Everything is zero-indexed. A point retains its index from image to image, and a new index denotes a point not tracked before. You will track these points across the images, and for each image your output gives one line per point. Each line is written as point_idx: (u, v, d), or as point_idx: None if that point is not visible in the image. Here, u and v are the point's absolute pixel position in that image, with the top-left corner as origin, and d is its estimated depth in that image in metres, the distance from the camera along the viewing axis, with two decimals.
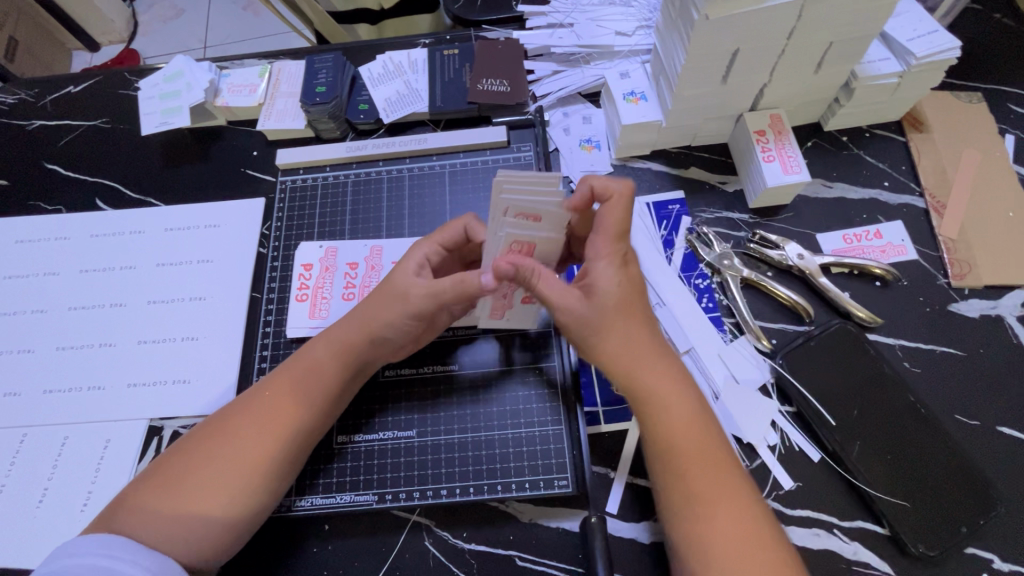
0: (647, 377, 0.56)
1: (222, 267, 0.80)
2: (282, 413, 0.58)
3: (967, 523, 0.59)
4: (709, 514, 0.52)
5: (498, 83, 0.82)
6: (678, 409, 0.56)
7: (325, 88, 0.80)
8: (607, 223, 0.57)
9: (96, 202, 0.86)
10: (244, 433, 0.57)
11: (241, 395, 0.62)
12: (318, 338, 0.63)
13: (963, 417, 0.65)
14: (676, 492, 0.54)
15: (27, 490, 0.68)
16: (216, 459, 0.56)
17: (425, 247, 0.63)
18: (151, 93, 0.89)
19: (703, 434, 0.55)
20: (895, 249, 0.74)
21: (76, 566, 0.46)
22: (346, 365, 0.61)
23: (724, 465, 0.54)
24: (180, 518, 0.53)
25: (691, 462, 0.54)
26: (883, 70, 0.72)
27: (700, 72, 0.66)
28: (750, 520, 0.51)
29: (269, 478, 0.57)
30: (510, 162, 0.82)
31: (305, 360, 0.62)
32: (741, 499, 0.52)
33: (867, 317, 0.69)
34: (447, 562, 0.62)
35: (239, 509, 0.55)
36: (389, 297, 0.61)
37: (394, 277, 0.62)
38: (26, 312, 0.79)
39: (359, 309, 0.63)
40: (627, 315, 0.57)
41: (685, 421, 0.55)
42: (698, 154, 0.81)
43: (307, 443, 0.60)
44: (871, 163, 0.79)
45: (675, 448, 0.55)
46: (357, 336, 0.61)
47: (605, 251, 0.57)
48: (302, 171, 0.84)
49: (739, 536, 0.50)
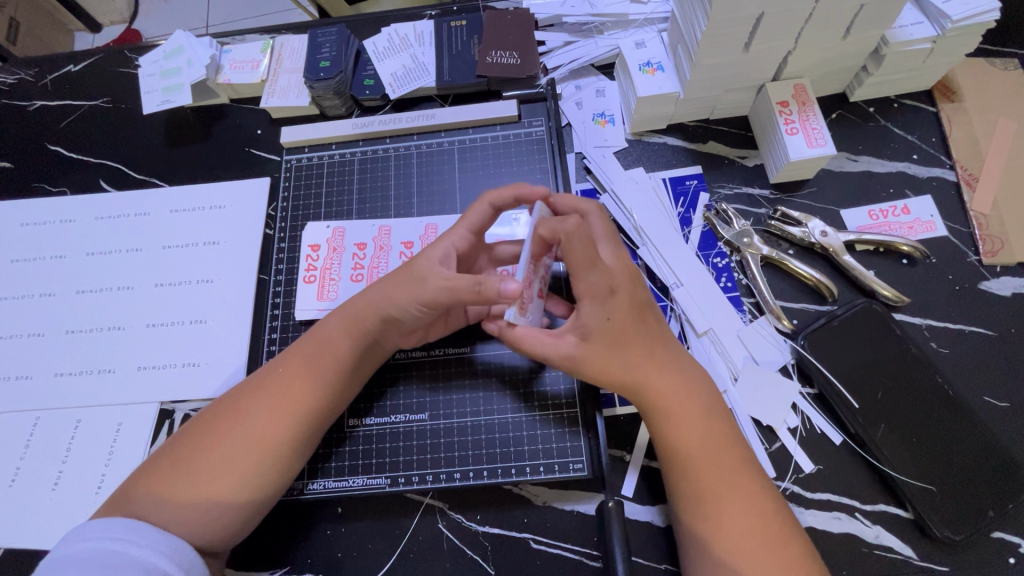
0: (655, 387, 0.54)
1: (228, 249, 0.78)
2: (291, 395, 0.57)
3: (995, 508, 0.57)
4: (722, 518, 0.51)
5: (508, 55, 0.79)
6: (691, 413, 0.54)
7: (329, 62, 0.78)
8: (574, 252, 0.52)
9: (101, 183, 0.85)
10: (252, 414, 0.56)
11: (252, 374, 0.61)
12: (332, 315, 0.62)
13: (993, 399, 0.63)
14: (686, 496, 0.53)
15: (42, 473, 0.69)
16: (227, 442, 0.54)
17: (460, 227, 0.61)
18: (151, 70, 0.86)
19: (716, 438, 0.54)
20: (924, 225, 0.71)
21: (92, 550, 0.46)
22: (357, 343, 0.60)
23: (745, 470, 0.53)
24: (192, 503, 0.52)
25: (705, 465, 0.53)
26: (916, 35, 0.68)
27: (722, 39, 0.63)
28: (771, 524, 0.51)
29: (279, 464, 0.56)
30: (522, 139, 0.79)
31: (319, 338, 0.61)
32: (761, 502, 0.52)
33: (893, 296, 0.66)
34: (461, 545, 0.61)
35: (249, 491, 0.54)
36: (408, 277, 0.59)
37: (419, 260, 0.60)
38: (35, 296, 0.78)
39: (375, 287, 0.61)
40: (622, 343, 0.55)
41: (696, 415, 0.54)
42: (717, 128, 0.78)
43: (317, 425, 0.59)
44: (899, 136, 0.76)
45: (688, 451, 0.54)
46: (367, 312, 0.60)
47: (584, 289, 0.54)
48: (308, 150, 0.81)
49: (755, 542, 0.50)
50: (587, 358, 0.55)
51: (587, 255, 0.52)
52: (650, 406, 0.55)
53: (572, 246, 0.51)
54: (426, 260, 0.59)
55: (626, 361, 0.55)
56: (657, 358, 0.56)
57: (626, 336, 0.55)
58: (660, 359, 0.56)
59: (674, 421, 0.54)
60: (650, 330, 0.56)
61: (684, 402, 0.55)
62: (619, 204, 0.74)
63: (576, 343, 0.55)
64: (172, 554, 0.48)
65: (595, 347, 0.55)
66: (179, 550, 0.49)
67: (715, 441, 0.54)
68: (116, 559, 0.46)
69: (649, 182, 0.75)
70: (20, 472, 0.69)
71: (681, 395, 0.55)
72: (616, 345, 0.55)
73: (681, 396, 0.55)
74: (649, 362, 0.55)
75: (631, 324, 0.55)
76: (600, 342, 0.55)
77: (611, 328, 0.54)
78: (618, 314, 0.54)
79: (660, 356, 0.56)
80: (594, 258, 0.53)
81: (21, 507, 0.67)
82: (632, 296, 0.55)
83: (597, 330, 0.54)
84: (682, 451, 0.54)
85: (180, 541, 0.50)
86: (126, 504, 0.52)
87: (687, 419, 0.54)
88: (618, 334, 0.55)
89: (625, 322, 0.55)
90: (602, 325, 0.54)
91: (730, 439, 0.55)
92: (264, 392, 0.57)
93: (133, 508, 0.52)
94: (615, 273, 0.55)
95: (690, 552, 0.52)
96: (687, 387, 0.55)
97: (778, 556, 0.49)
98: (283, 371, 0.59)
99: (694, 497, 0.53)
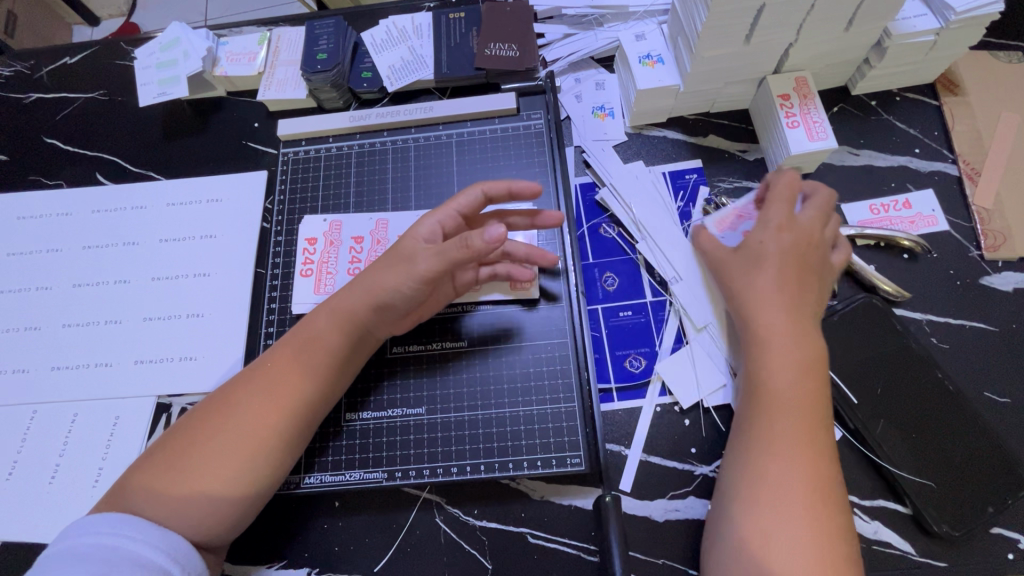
0: (768, 317, 0.56)
1: (225, 242, 0.78)
2: (282, 390, 0.57)
3: (995, 504, 0.57)
4: (776, 466, 0.51)
5: (507, 47, 0.78)
6: (799, 359, 0.54)
7: (326, 55, 0.78)
8: (777, 187, 0.62)
9: (97, 176, 0.84)
10: (243, 410, 0.56)
11: (243, 370, 0.61)
12: (320, 309, 0.62)
13: (993, 394, 0.63)
14: (751, 432, 0.53)
15: (39, 466, 0.68)
16: (217, 439, 0.54)
17: (450, 206, 0.63)
18: (147, 63, 0.85)
19: (811, 396, 0.53)
20: (925, 219, 0.71)
21: (84, 544, 0.46)
22: (347, 337, 0.60)
23: (816, 426, 0.52)
24: (180, 502, 0.52)
25: (781, 412, 0.52)
26: (919, 27, 0.67)
27: (722, 31, 0.62)
28: (817, 482, 0.50)
29: (271, 460, 0.55)
30: (520, 131, 0.78)
31: (308, 332, 0.60)
32: (814, 462, 0.50)
33: (894, 292, 0.66)
34: (459, 539, 0.61)
35: (239, 488, 0.54)
36: (398, 257, 0.61)
37: (407, 236, 0.62)
38: (31, 290, 0.78)
39: (367, 271, 0.62)
40: (765, 266, 0.58)
41: (806, 368, 0.54)
42: (717, 121, 0.77)
43: (310, 420, 0.59)
44: (901, 129, 0.75)
45: (770, 390, 0.53)
46: (359, 304, 0.60)
47: (769, 218, 0.60)
48: (305, 143, 0.81)
49: (798, 496, 0.49)
50: (723, 265, 0.62)
51: (790, 196, 0.61)
52: (754, 334, 0.56)
53: (781, 183, 0.62)
54: (413, 235, 0.62)
55: (754, 281, 0.58)
56: (784, 296, 0.56)
57: (769, 264, 0.58)
58: (785, 300, 0.56)
59: (770, 360, 0.54)
60: (800, 281, 0.57)
61: (801, 352, 0.54)
62: (617, 198, 0.73)
63: (730, 256, 0.62)
64: (167, 548, 0.48)
65: (735, 260, 0.61)
66: (174, 545, 0.48)
67: (801, 393, 0.53)
68: (110, 554, 0.45)
69: (649, 175, 0.74)
70: (17, 466, 0.68)
71: (791, 338, 0.54)
72: (759, 267, 0.58)
73: (787, 338, 0.54)
74: (772, 294, 0.56)
75: (781, 261, 0.57)
76: (743, 257, 0.60)
77: (765, 252, 0.59)
78: (776, 246, 0.58)
79: (804, 305, 0.57)
80: (790, 199, 0.61)
81: (18, 501, 0.67)
82: (802, 247, 0.59)
83: (749, 248, 0.60)
84: (773, 392, 0.53)
85: (175, 536, 0.49)
86: (122, 498, 0.52)
87: (785, 359, 0.54)
88: (764, 261, 0.58)
89: (780, 255, 0.58)
90: (757, 247, 0.60)
91: (825, 404, 0.53)
92: (257, 386, 0.57)
93: (128, 504, 0.51)
94: (795, 224, 0.59)
95: (731, 488, 0.53)
96: (801, 334, 0.55)
97: (811, 518, 0.48)
98: (272, 366, 0.58)
99: (759, 433, 0.53)
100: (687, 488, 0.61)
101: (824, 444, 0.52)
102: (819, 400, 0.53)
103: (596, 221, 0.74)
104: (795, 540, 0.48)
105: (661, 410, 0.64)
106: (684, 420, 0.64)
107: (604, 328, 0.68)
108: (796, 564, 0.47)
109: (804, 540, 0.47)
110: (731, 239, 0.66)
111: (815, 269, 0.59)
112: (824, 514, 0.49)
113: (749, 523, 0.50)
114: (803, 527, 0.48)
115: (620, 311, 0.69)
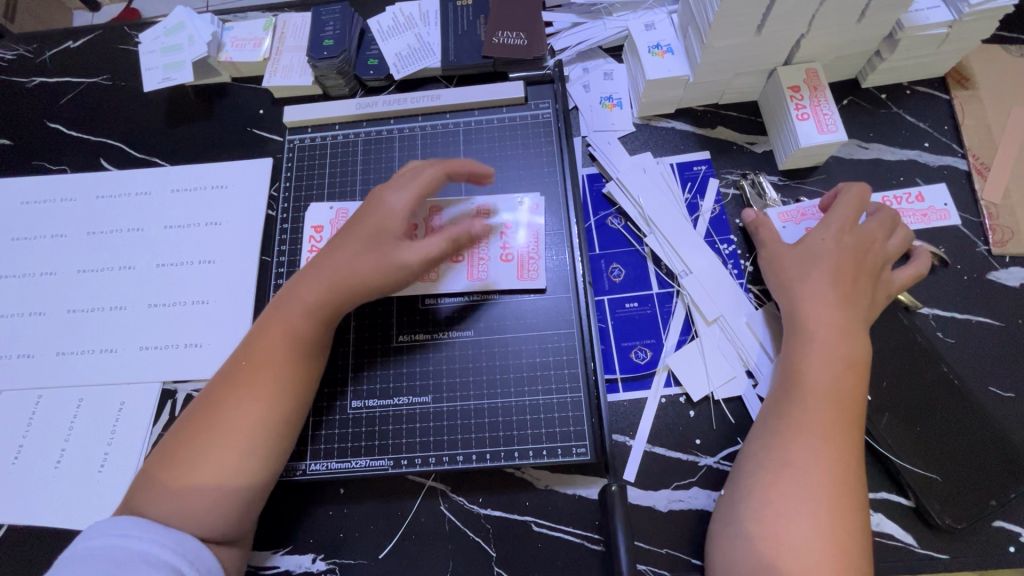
0: (820, 311, 0.57)
1: (230, 229, 0.78)
2: (264, 380, 0.57)
3: (997, 497, 0.57)
4: (803, 451, 0.51)
5: (515, 35, 0.78)
6: (842, 358, 0.55)
7: (332, 41, 0.77)
8: (847, 194, 0.63)
9: (102, 162, 0.84)
10: (227, 406, 0.56)
11: (219, 371, 0.60)
12: (287, 300, 0.60)
13: (998, 389, 0.63)
14: (782, 416, 0.54)
15: (46, 450, 0.69)
16: (207, 436, 0.54)
17: (413, 193, 0.64)
18: (151, 47, 0.84)
19: (850, 393, 0.54)
20: (938, 213, 0.70)
21: (98, 546, 0.47)
22: (319, 324, 0.60)
23: (851, 417, 0.53)
24: (183, 500, 0.52)
25: (820, 401, 0.53)
26: (932, 19, 0.66)
27: (734, 21, 0.62)
28: (840, 469, 0.50)
29: (264, 449, 0.55)
30: (528, 121, 0.77)
31: (283, 323, 0.59)
32: (839, 449, 0.51)
33: (908, 300, 0.66)
34: (463, 527, 0.62)
35: (237, 481, 0.54)
36: (380, 252, 0.61)
37: (382, 227, 0.62)
38: (36, 274, 0.78)
39: (333, 252, 0.62)
40: (822, 262, 0.59)
41: (849, 366, 0.54)
42: (726, 112, 0.77)
43: (298, 410, 0.58)
44: (911, 123, 0.75)
45: (810, 378, 0.54)
46: (333, 297, 0.60)
47: (832, 220, 0.62)
48: (311, 129, 0.80)
49: (822, 480, 0.50)
50: (778, 258, 0.63)
51: (858, 203, 0.62)
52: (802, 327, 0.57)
53: (851, 191, 0.63)
54: (385, 222, 0.62)
55: (808, 277, 0.59)
56: (837, 293, 0.57)
57: (825, 261, 0.59)
58: (836, 299, 0.57)
59: (815, 355, 0.55)
60: (856, 282, 0.58)
61: (845, 350, 0.55)
62: (625, 191, 0.73)
63: (785, 249, 0.63)
64: (176, 546, 0.49)
65: (791, 255, 0.62)
66: (184, 544, 0.49)
67: (841, 385, 0.54)
68: (120, 554, 0.47)
69: (655, 167, 0.74)
70: (24, 450, 0.69)
71: (837, 333, 0.56)
72: (816, 263, 0.59)
73: (834, 332, 0.56)
74: (826, 289, 0.58)
75: (838, 260, 0.59)
76: (800, 252, 0.61)
77: (824, 250, 0.60)
78: (833, 246, 0.60)
79: (856, 304, 0.57)
80: (856, 208, 0.62)
81: (26, 484, 0.67)
82: (857, 251, 0.60)
83: (806, 245, 0.61)
84: (812, 383, 0.54)
85: (184, 534, 0.50)
86: (131, 503, 0.53)
87: (829, 352, 0.55)
88: (822, 258, 0.59)
89: (837, 254, 0.59)
90: (816, 244, 0.61)
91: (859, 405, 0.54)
92: (244, 379, 0.57)
93: (136, 506, 0.53)
94: (860, 231, 0.61)
95: (753, 468, 0.53)
96: (848, 333, 0.56)
97: (828, 503, 0.49)
98: (251, 360, 0.58)
99: (788, 420, 0.53)
100: (691, 479, 0.61)
101: (854, 434, 0.53)
102: (853, 400, 0.54)
103: (604, 214, 0.74)
104: (812, 523, 0.48)
105: (666, 402, 0.64)
106: (690, 412, 0.64)
107: (611, 319, 0.68)
108: (809, 545, 0.48)
109: (818, 524, 0.48)
110: (790, 234, 0.68)
111: (874, 273, 0.59)
112: (843, 501, 0.49)
113: (767, 501, 0.51)
114: (820, 510, 0.49)
115: (627, 303, 0.69)
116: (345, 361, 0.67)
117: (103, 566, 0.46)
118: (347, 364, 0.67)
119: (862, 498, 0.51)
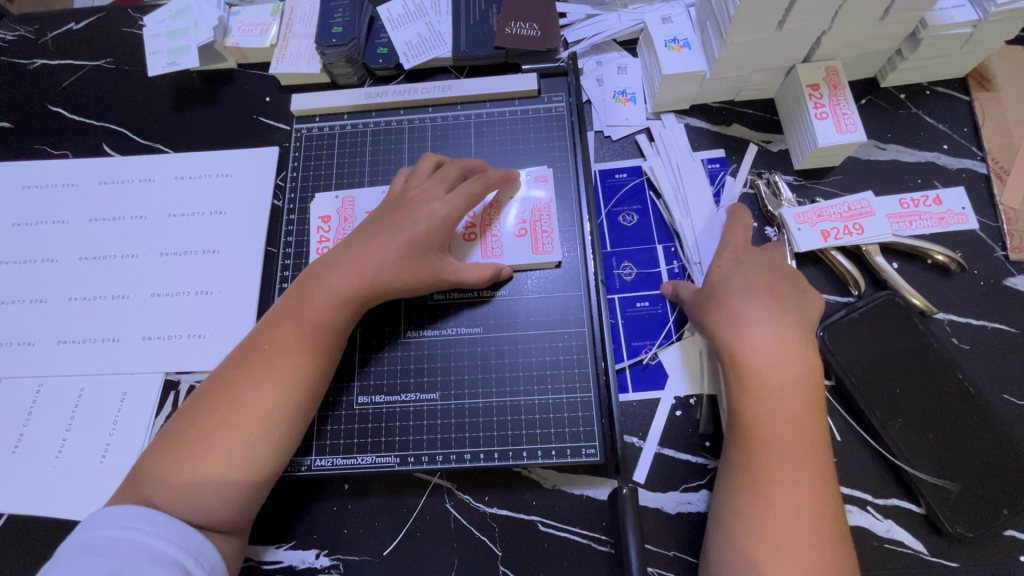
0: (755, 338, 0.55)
1: (236, 219, 0.76)
2: (282, 365, 0.56)
3: (1009, 506, 0.57)
4: (777, 481, 0.51)
5: (528, 26, 0.77)
6: (783, 379, 0.54)
7: (341, 28, 0.76)
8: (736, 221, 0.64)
9: (104, 147, 0.82)
10: (243, 388, 0.55)
11: (236, 350, 0.59)
12: (315, 284, 0.60)
13: (1012, 397, 0.62)
14: (747, 444, 0.53)
15: (46, 440, 0.68)
16: (219, 419, 0.54)
17: (456, 205, 0.63)
18: (156, 31, 0.82)
19: (802, 412, 0.53)
20: (955, 217, 0.69)
21: (102, 538, 0.46)
22: (340, 316, 0.59)
23: (813, 437, 0.52)
24: (187, 485, 0.51)
25: (776, 427, 0.52)
26: (956, 18, 0.65)
27: (756, 17, 0.60)
28: (815, 493, 0.50)
29: (273, 441, 0.55)
30: (541, 115, 0.76)
31: (304, 310, 0.58)
32: (808, 471, 0.51)
33: (923, 305, 0.64)
34: (469, 527, 0.61)
35: (244, 470, 0.53)
36: (428, 267, 0.62)
37: (427, 238, 0.61)
38: (36, 261, 0.76)
39: (362, 248, 0.61)
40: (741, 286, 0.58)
41: (797, 386, 0.53)
42: (742, 110, 0.76)
43: (310, 398, 0.57)
44: (930, 124, 0.73)
45: (762, 410, 0.53)
46: (355, 285, 0.59)
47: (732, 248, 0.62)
48: (319, 119, 0.79)
49: (801, 513, 0.50)
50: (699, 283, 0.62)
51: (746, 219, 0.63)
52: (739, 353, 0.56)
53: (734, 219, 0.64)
54: (433, 235, 0.62)
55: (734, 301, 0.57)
56: (765, 315, 0.56)
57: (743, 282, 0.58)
58: (770, 317, 0.56)
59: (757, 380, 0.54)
60: (784, 299, 0.58)
61: (788, 369, 0.54)
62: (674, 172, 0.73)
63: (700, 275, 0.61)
64: (181, 541, 0.48)
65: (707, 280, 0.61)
66: (190, 539, 0.49)
67: (796, 411, 0.53)
68: (124, 548, 0.46)
69: (690, 163, 0.72)
70: (23, 440, 0.68)
71: (777, 358, 0.54)
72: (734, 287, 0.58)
73: (774, 356, 0.54)
74: (755, 314, 0.56)
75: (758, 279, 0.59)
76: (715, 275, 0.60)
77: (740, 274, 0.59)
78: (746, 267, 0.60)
79: (785, 320, 0.56)
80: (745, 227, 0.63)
81: (25, 474, 0.66)
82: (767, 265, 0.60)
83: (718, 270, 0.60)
84: (763, 410, 0.53)
85: (189, 529, 0.49)
86: (136, 487, 0.52)
87: (773, 376, 0.54)
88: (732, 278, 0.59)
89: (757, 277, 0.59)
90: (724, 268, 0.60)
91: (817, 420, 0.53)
92: (260, 363, 0.56)
93: (142, 490, 0.52)
94: (752, 249, 0.62)
95: (727, 498, 0.53)
96: (789, 351, 0.55)
97: (807, 532, 0.49)
98: (269, 346, 0.57)
99: (752, 452, 0.53)
100: (699, 481, 0.61)
101: (822, 456, 0.52)
102: (811, 416, 0.53)
103: (616, 208, 0.73)
104: (795, 555, 0.48)
105: (676, 403, 0.64)
106: (699, 413, 0.63)
107: (621, 317, 0.68)
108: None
109: (797, 550, 0.48)
110: (803, 236, 0.66)
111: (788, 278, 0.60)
112: (820, 524, 0.49)
113: (751, 536, 0.50)
114: (799, 536, 0.49)
115: (637, 302, 0.68)
116: (352, 356, 0.66)
117: (107, 561, 0.45)
118: (353, 359, 0.66)
119: (839, 514, 0.51)
